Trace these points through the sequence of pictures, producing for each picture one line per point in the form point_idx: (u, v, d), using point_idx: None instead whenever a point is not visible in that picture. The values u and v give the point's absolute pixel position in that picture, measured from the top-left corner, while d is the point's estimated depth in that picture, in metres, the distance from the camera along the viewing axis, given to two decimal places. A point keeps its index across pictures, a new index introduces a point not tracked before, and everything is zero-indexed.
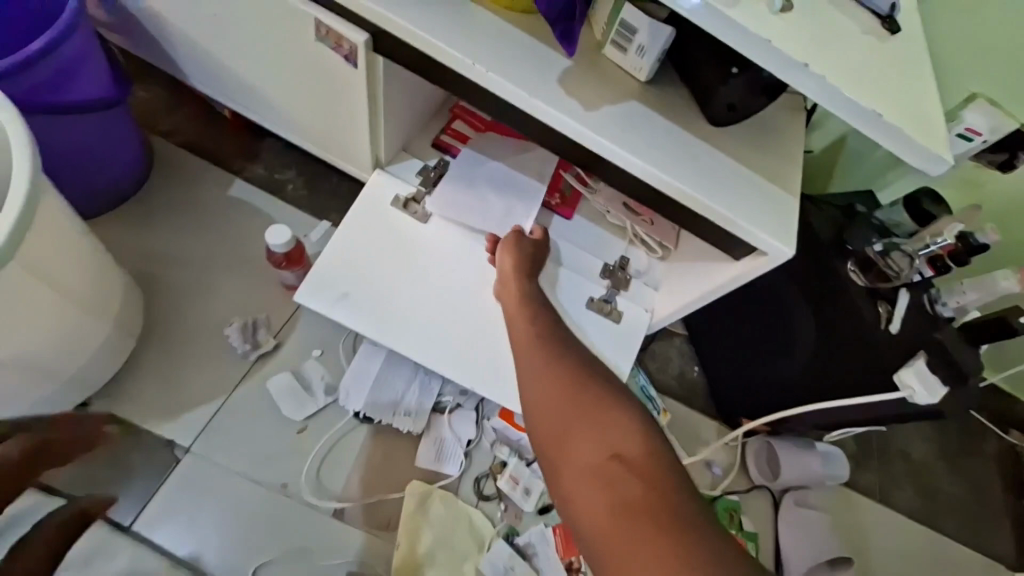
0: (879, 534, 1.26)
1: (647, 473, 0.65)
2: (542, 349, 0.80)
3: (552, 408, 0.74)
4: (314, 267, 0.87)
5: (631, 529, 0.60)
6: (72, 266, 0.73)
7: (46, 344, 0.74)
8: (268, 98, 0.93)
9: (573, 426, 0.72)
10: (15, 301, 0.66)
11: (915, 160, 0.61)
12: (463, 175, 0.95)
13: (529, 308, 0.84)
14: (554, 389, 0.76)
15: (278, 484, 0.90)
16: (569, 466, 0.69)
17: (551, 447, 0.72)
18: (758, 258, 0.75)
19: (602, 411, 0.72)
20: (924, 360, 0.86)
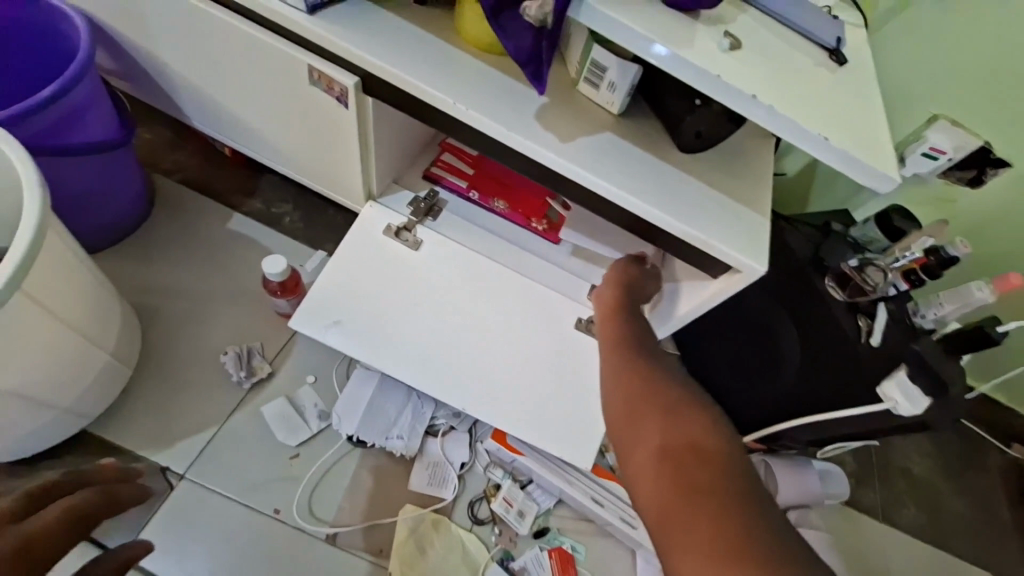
0: (884, 554, 1.24)
1: (723, 477, 0.55)
2: (628, 341, 0.71)
3: (628, 394, 0.65)
4: (309, 295, 0.92)
5: (693, 525, 0.52)
6: (73, 297, 0.76)
7: (44, 374, 0.76)
8: (267, 137, 0.99)
9: (649, 412, 0.62)
10: (17, 331, 0.69)
11: (861, 176, 0.64)
12: (470, 215, 1.02)
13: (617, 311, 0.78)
14: (633, 377, 0.66)
15: (271, 511, 0.90)
16: (638, 450, 0.60)
17: (622, 433, 0.63)
18: (734, 276, 0.78)
19: (683, 405, 0.62)
20: (905, 371, 0.88)
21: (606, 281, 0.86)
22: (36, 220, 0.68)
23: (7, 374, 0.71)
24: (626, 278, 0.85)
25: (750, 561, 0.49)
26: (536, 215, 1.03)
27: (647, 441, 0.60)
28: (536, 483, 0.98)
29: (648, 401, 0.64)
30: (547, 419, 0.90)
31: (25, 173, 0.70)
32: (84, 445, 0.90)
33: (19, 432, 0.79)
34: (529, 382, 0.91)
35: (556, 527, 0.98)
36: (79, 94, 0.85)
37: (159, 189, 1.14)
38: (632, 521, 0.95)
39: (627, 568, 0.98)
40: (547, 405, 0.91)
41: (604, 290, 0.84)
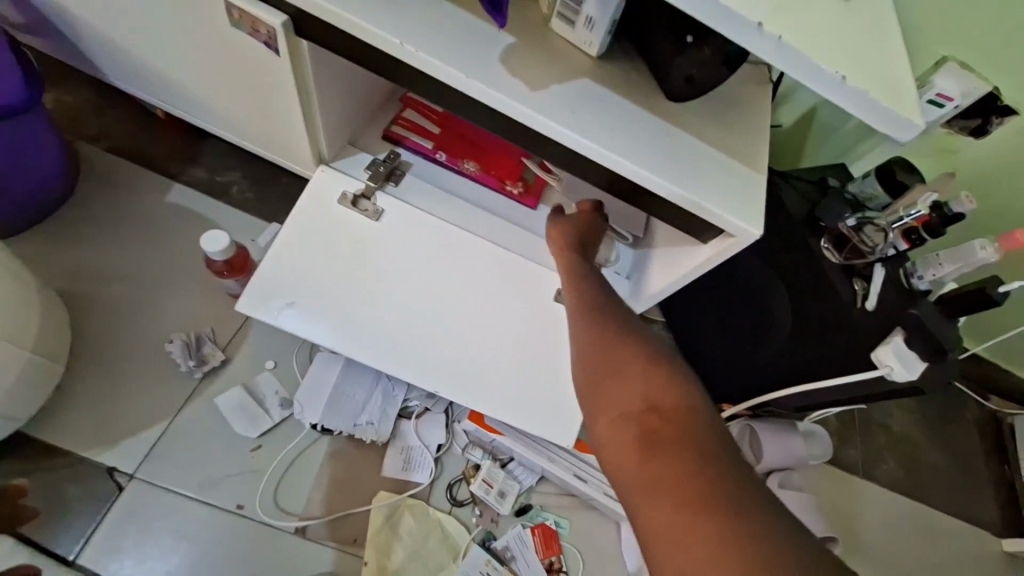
0: (865, 509, 1.25)
1: (689, 425, 0.52)
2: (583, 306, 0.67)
3: (592, 353, 0.62)
4: (257, 275, 0.82)
5: (661, 477, 0.49)
6: None
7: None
8: (195, 93, 0.86)
9: (615, 367, 0.59)
10: None
11: (876, 121, 0.57)
12: (437, 179, 0.93)
13: (576, 268, 0.74)
14: (595, 335, 0.63)
15: (234, 506, 0.85)
16: (603, 409, 0.57)
17: (586, 393, 0.59)
18: (727, 240, 0.71)
19: (647, 356, 0.59)
20: (902, 336, 0.83)
21: (560, 240, 0.79)
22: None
23: None
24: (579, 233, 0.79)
25: (716, 515, 0.46)
26: (510, 177, 0.95)
27: (610, 396, 0.57)
28: (517, 461, 0.94)
29: (606, 364, 0.60)
30: (528, 399, 0.84)
31: None
32: (19, 449, 0.82)
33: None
34: (505, 360, 0.85)
35: (540, 503, 0.94)
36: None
37: (83, 159, 1.00)
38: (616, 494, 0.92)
39: (612, 540, 0.95)
40: (527, 384, 0.84)
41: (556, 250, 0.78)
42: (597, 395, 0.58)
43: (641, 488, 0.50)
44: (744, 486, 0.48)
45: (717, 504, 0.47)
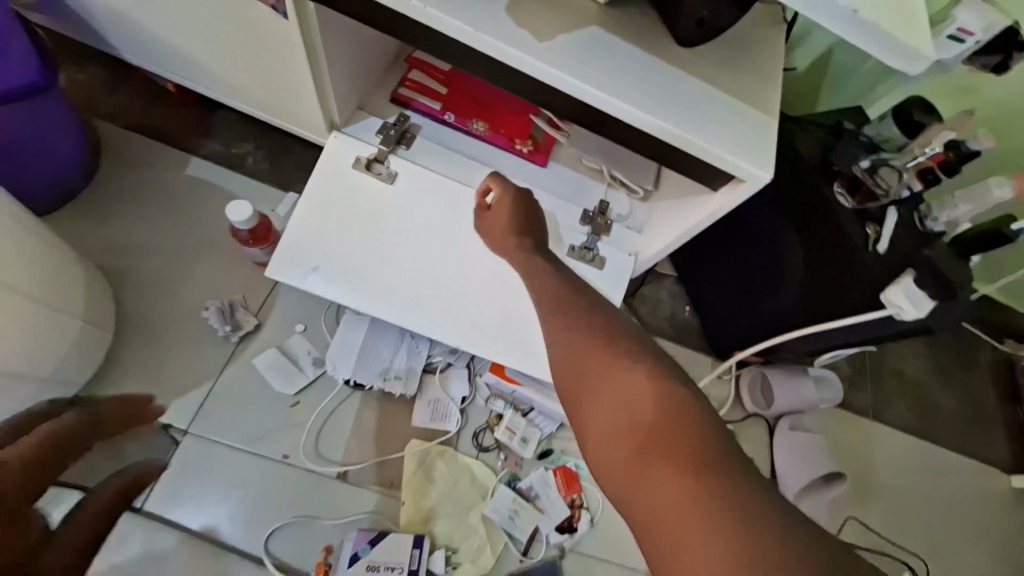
0: (876, 450, 1.29)
1: (679, 429, 0.52)
2: (568, 309, 0.69)
3: (577, 351, 0.64)
4: (282, 243, 0.86)
5: (659, 490, 0.49)
6: (17, 263, 0.69)
7: (13, 347, 0.70)
8: (207, 65, 0.87)
9: (602, 366, 0.60)
10: None
11: (891, 57, 0.57)
12: (448, 141, 0.95)
13: (528, 255, 0.81)
14: (577, 348, 0.63)
15: (280, 455, 0.90)
16: (588, 406, 0.58)
17: (573, 392, 0.61)
18: (737, 186, 0.72)
19: (627, 357, 0.60)
20: (912, 278, 0.82)
21: (500, 233, 0.84)
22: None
23: None
24: (517, 220, 0.84)
25: (719, 509, 0.46)
26: (520, 136, 0.97)
27: (601, 398, 0.58)
28: (537, 411, 0.99)
29: (596, 367, 0.60)
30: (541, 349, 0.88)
31: None
32: None
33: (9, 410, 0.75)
34: (518, 315, 0.88)
35: (560, 448, 1.01)
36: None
37: (103, 137, 1.03)
38: None
39: None
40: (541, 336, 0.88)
41: (500, 245, 0.85)
42: (584, 393, 0.59)
43: (638, 491, 0.50)
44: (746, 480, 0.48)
45: (723, 508, 0.46)
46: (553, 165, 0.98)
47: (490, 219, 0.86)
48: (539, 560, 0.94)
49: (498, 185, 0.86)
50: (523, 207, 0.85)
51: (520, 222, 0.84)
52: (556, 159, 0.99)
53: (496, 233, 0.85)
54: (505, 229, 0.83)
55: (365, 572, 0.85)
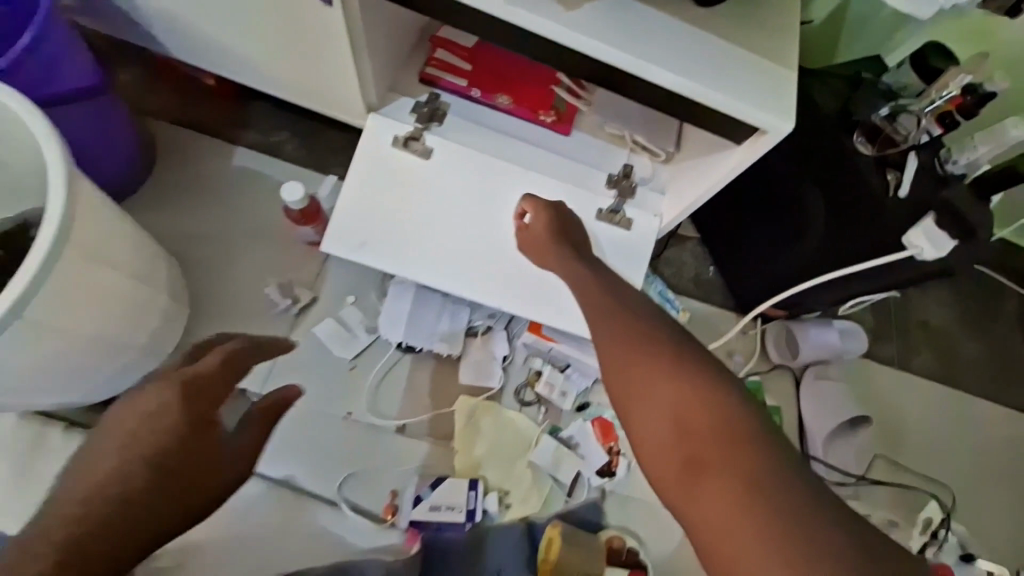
0: (903, 397, 1.32)
1: (727, 443, 0.58)
2: (611, 309, 0.73)
3: (622, 353, 0.67)
4: (333, 220, 0.94)
5: (715, 505, 0.55)
6: (127, 245, 0.75)
7: (122, 326, 0.77)
8: (251, 57, 0.93)
9: (649, 373, 0.64)
10: (91, 291, 0.69)
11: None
12: (476, 117, 1.00)
13: (564, 257, 0.85)
14: (624, 351, 0.67)
15: (344, 413, 1.00)
16: (638, 413, 0.64)
17: (621, 396, 0.66)
18: (760, 137, 0.76)
19: (674, 366, 0.64)
20: (933, 218, 0.87)
21: (539, 243, 0.90)
22: (64, 192, 0.64)
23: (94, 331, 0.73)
24: (554, 228, 0.89)
25: (761, 514, 0.53)
26: (543, 108, 1.01)
27: (649, 406, 0.63)
28: (574, 367, 1.06)
29: (643, 374, 0.64)
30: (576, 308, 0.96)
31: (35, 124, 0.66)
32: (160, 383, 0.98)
33: (103, 389, 0.83)
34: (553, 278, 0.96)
35: (597, 401, 1.08)
36: (38, 40, 0.77)
37: (153, 132, 1.09)
38: None
39: None
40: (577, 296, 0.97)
41: (540, 254, 0.90)
42: (632, 399, 0.64)
43: (688, 497, 0.57)
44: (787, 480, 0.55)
45: (766, 516, 0.53)
46: (576, 134, 1.03)
47: (529, 233, 0.91)
48: (582, 501, 1.03)
49: (533, 205, 0.93)
50: (561, 225, 0.90)
51: (555, 232, 0.89)
52: (579, 129, 1.04)
53: (534, 243, 0.91)
54: (541, 248, 0.89)
55: (428, 512, 0.94)
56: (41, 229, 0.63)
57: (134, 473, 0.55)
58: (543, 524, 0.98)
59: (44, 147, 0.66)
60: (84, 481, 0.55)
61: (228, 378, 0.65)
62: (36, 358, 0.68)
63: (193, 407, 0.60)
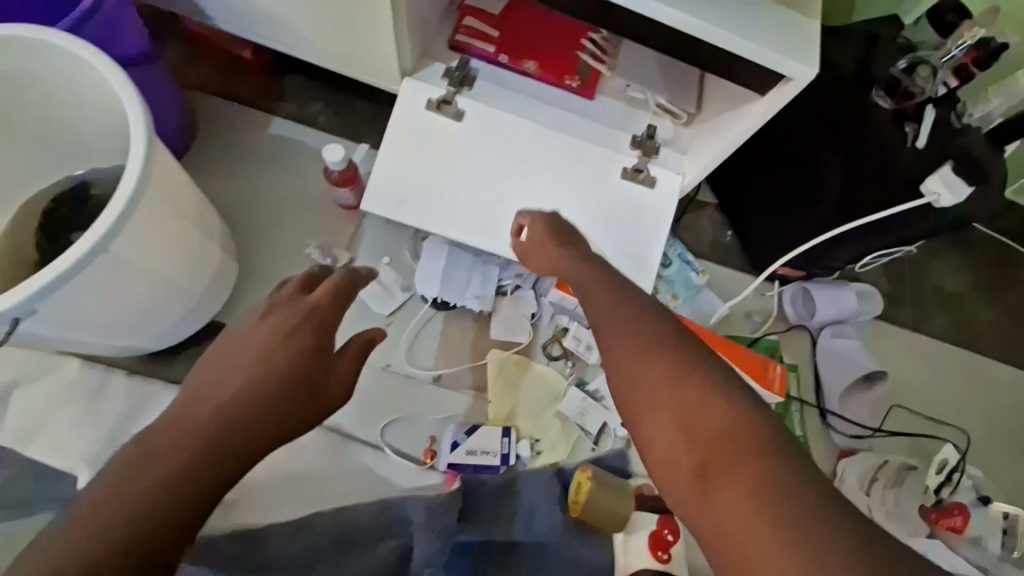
0: (917, 357, 1.35)
1: (742, 446, 0.51)
2: (616, 295, 0.67)
3: (627, 343, 0.61)
4: (372, 180, 1.00)
5: (729, 505, 0.49)
6: (192, 198, 0.81)
7: (187, 274, 0.83)
8: (293, 25, 0.98)
9: (657, 367, 0.58)
10: (162, 236, 0.75)
11: None
12: (504, 82, 1.05)
13: (565, 256, 0.77)
14: (627, 341, 0.61)
15: (383, 365, 1.06)
16: (645, 410, 0.57)
17: (627, 394, 0.59)
18: (784, 87, 0.79)
19: (683, 360, 0.57)
20: (951, 166, 0.90)
21: (541, 254, 0.81)
22: (143, 140, 0.69)
23: (162, 277, 0.79)
24: (554, 236, 0.81)
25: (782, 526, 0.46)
26: (568, 73, 1.04)
27: (658, 402, 0.56)
28: None
29: (650, 366, 0.58)
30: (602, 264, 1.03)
31: (119, 82, 0.71)
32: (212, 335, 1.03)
33: (157, 336, 0.88)
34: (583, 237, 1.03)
35: None
36: (99, 4, 0.80)
37: (196, 106, 1.15)
38: None
39: None
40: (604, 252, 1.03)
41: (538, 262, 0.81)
42: (639, 395, 0.58)
43: (699, 503, 0.51)
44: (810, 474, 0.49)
45: (781, 516, 0.47)
46: (600, 98, 1.06)
47: (530, 245, 0.83)
48: (608, 449, 1.07)
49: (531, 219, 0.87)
50: (560, 232, 0.82)
51: (557, 240, 0.81)
52: (603, 94, 1.07)
53: (534, 251, 0.83)
54: (550, 252, 0.79)
55: (465, 456, 1.01)
56: (124, 175, 0.67)
57: (266, 381, 0.56)
58: (572, 468, 1.01)
59: (124, 99, 0.71)
60: (219, 385, 0.55)
61: (342, 306, 0.65)
62: (114, 299, 0.74)
63: (315, 328, 0.62)
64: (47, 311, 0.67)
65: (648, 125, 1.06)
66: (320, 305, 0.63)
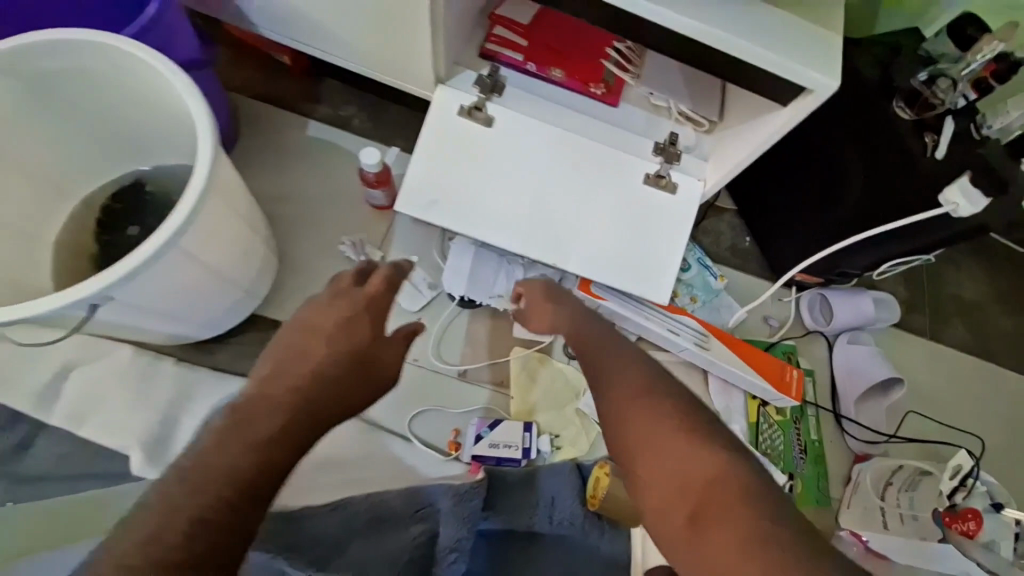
0: (934, 366, 1.36)
1: (724, 498, 0.57)
2: (608, 354, 0.75)
3: (619, 402, 0.68)
4: (406, 182, 1.05)
5: (718, 554, 0.55)
6: (244, 197, 0.87)
7: (238, 268, 0.89)
8: (334, 33, 1.04)
9: (648, 426, 0.64)
10: (221, 231, 0.80)
11: None
12: (532, 88, 1.09)
13: (563, 320, 0.82)
14: (620, 399, 0.68)
15: (411, 359, 1.11)
16: (640, 464, 0.63)
17: (624, 450, 0.65)
18: (807, 97, 0.82)
19: (670, 419, 0.64)
20: (969, 175, 0.91)
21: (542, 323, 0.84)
22: (210, 143, 0.74)
23: (216, 270, 0.84)
24: (551, 303, 0.84)
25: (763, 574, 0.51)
26: (593, 80, 1.08)
27: (650, 459, 0.62)
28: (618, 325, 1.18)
29: (641, 423, 0.65)
30: (624, 266, 1.07)
31: (184, 86, 0.77)
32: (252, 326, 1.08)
33: (206, 325, 0.93)
34: (606, 240, 1.07)
35: None
36: (161, 14, 0.86)
37: (239, 108, 1.21)
38: (703, 342, 1.16)
39: (700, 383, 1.24)
40: (626, 254, 1.07)
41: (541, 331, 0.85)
42: (634, 452, 0.64)
43: (690, 550, 0.57)
44: (772, 521, 0.55)
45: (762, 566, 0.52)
46: (624, 106, 1.10)
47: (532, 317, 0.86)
48: None
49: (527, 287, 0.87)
50: (556, 293, 0.85)
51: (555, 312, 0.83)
52: (627, 101, 1.11)
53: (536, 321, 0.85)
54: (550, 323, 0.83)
55: (488, 448, 1.05)
56: (193, 174, 0.73)
57: (337, 358, 0.69)
58: (590, 464, 1.06)
59: (189, 103, 0.77)
60: (300, 361, 0.67)
61: (392, 293, 0.76)
62: (175, 290, 0.79)
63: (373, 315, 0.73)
64: (119, 299, 0.73)
65: (672, 133, 1.09)
66: (373, 295, 0.75)
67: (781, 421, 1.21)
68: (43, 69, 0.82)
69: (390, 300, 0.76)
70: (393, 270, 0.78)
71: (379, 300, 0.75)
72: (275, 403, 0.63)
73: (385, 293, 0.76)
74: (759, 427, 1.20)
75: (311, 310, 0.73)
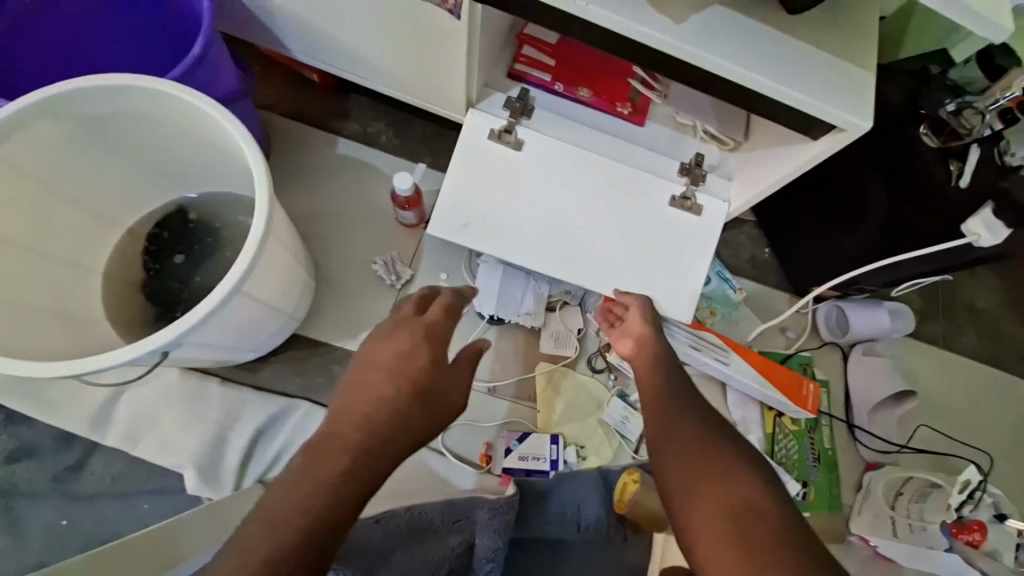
0: (947, 375, 1.39)
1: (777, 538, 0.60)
2: (673, 395, 0.80)
3: (680, 445, 0.72)
4: (439, 203, 1.07)
5: None
6: (288, 232, 0.89)
7: (283, 297, 0.93)
8: (366, 57, 1.05)
9: (709, 468, 0.69)
10: (269, 268, 0.84)
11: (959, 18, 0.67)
12: (559, 109, 1.10)
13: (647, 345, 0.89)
14: (681, 443, 0.72)
15: None
16: (697, 498, 0.67)
17: (681, 482, 0.69)
18: (838, 134, 0.84)
19: (727, 467, 0.68)
20: (991, 207, 0.93)
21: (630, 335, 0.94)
22: (264, 190, 0.77)
23: (265, 301, 0.88)
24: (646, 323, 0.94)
25: None
26: (620, 100, 1.08)
27: (705, 499, 0.66)
28: None
29: (706, 470, 0.69)
30: (650, 285, 1.10)
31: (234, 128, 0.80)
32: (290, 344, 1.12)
33: (251, 350, 0.97)
34: (632, 260, 1.10)
35: None
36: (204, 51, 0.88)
37: (270, 126, 1.23)
38: (725, 359, 1.19)
39: (718, 395, 1.28)
40: (651, 273, 1.10)
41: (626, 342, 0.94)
42: (688, 491, 0.68)
43: None
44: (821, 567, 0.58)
45: None
46: (650, 125, 1.11)
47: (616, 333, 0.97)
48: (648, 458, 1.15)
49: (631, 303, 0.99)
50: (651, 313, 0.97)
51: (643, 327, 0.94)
52: (653, 120, 1.12)
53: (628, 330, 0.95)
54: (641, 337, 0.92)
55: (517, 461, 1.11)
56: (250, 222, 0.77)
57: (397, 391, 0.72)
58: (616, 470, 1.11)
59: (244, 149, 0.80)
60: (362, 395, 0.72)
61: (450, 322, 0.83)
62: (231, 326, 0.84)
63: (431, 342, 0.79)
64: (186, 343, 0.78)
65: (699, 153, 1.10)
66: (440, 323, 0.82)
67: (796, 431, 1.26)
68: (95, 111, 0.85)
69: (450, 324, 0.83)
70: (451, 296, 0.88)
71: (437, 329, 0.81)
72: (348, 437, 0.67)
73: (446, 318, 0.84)
74: (775, 438, 1.25)
75: (379, 336, 0.80)
